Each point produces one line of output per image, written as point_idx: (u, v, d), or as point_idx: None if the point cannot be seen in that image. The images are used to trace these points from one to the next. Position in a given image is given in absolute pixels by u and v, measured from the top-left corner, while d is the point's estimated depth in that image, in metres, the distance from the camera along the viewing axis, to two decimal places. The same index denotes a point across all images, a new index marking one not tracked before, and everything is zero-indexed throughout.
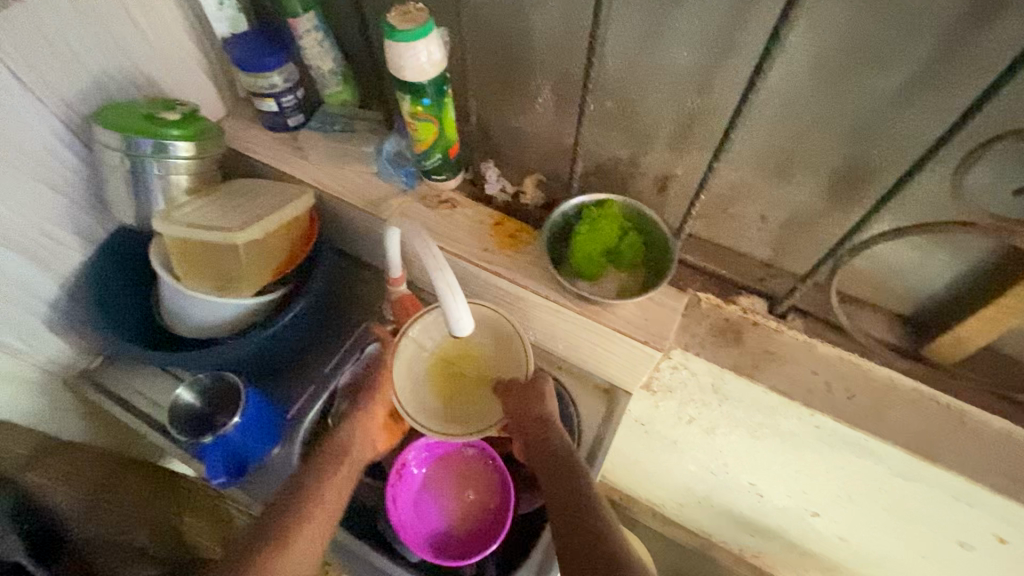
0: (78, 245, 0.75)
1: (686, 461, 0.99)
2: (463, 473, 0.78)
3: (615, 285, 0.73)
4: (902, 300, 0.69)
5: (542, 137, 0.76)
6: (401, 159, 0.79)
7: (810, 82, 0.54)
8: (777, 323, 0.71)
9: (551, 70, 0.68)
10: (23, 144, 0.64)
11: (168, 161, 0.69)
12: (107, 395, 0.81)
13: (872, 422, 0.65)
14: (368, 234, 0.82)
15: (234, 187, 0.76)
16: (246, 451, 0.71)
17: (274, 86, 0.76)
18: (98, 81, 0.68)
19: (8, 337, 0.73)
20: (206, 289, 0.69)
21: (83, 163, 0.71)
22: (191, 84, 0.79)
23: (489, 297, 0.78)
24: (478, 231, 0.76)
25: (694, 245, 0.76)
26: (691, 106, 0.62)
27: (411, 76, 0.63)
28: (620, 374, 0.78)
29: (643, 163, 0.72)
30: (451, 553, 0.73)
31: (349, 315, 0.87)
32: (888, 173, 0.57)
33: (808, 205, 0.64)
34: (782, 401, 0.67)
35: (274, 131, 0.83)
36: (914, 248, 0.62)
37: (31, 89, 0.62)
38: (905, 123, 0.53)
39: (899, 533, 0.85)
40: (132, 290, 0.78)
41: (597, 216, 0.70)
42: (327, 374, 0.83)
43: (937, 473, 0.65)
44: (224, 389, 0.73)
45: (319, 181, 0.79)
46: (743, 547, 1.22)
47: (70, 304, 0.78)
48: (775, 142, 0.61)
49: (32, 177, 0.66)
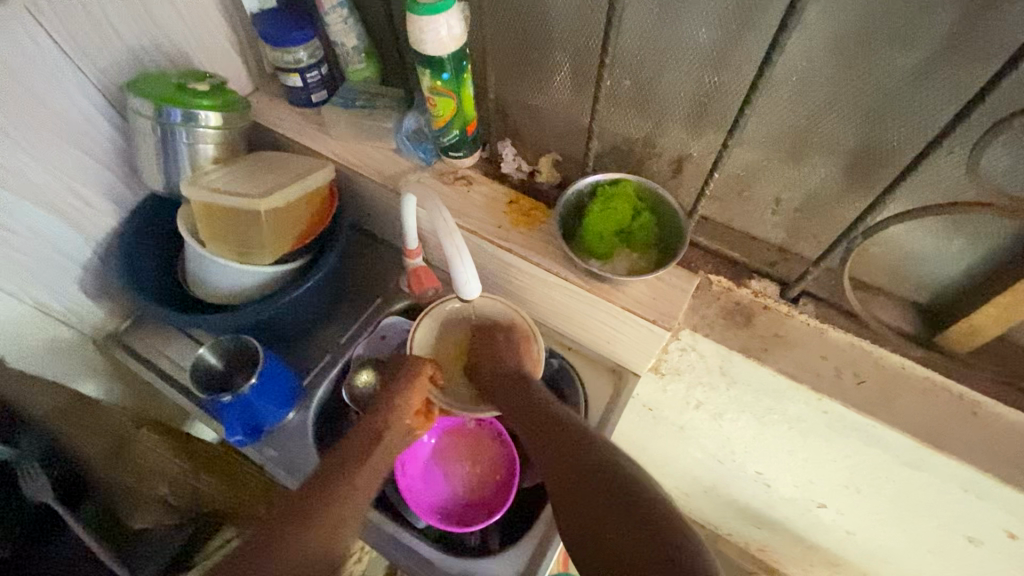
0: (111, 210, 0.78)
1: (693, 448, 0.99)
2: (468, 444, 0.81)
3: (626, 265, 0.73)
4: (918, 288, 0.68)
5: (559, 116, 0.77)
6: (420, 136, 0.81)
7: (828, 60, 0.54)
8: (788, 307, 0.71)
9: (571, 48, 0.69)
10: (62, 110, 0.67)
11: (197, 131, 0.71)
12: (134, 357, 0.84)
13: (880, 408, 0.65)
14: (386, 210, 0.84)
15: (258, 158, 0.78)
16: (263, 413, 0.74)
17: (299, 61, 0.78)
18: (132, 52, 0.71)
19: (43, 296, 0.77)
20: (229, 255, 0.72)
21: (116, 131, 0.74)
22: (220, 58, 0.82)
23: (501, 274, 0.79)
24: (491, 207, 0.77)
25: (707, 227, 0.75)
26: (708, 85, 0.63)
27: (431, 50, 0.65)
28: (629, 354, 0.79)
29: (659, 144, 0.72)
30: (458, 519, 0.75)
31: (365, 289, 0.89)
32: (904, 154, 0.57)
33: (823, 187, 0.64)
34: (789, 385, 0.68)
35: (299, 107, 0.85)
36: (928, 232, 0.62)
37: (72, 59, 0.65)
38: (923, 102, 0.53)
39: (906, 527, 0.85)
40: (160, 256, 0.81)
41: (610, 194, 0.71)
42: (343, 345, 0.85)
43: (945, 463, 0.65)
44: (243, 352, 0.76)
45: (339, 156, 0.81)
46: (749, 539, 1.22)
47: (101, 268, 0.81)
48: (791, 123, 0.60)
49: (70, 143, 0.70)
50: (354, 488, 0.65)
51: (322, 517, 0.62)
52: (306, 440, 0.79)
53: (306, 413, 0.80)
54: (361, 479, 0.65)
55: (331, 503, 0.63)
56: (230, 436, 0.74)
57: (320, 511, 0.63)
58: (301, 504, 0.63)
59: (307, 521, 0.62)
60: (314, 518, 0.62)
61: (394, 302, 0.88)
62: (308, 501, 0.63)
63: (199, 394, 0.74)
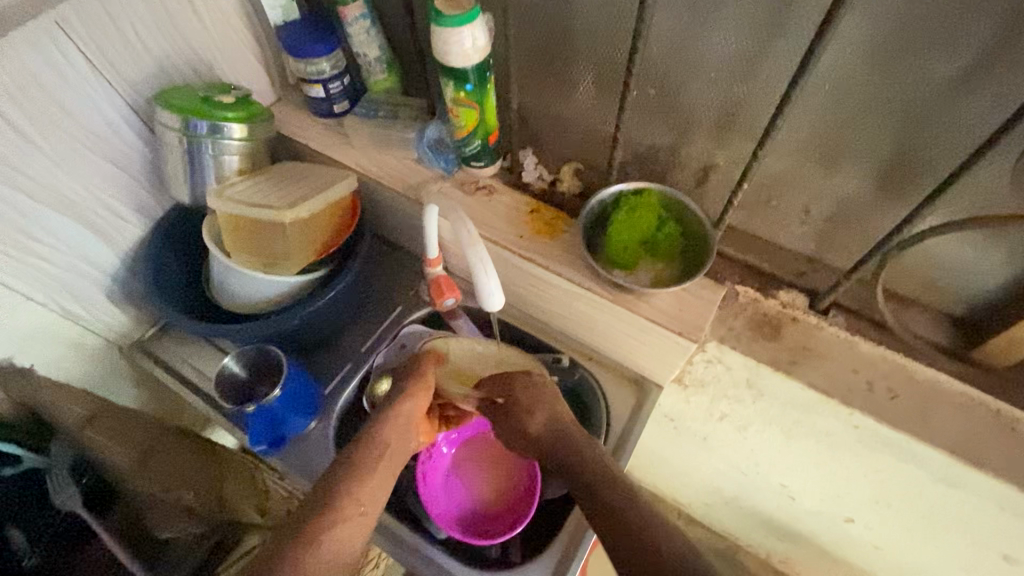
0: (137, 220, 0.79)
1: (716, 459, 0.98)
2: (490, 455, 0.80)
3: (651, 275, 0.72)
4: (953, 300, 0.66)
5: (582, 125, 0.77)
6: (442, 146, 0.81)
7: (864, 68, 0.53)
8: (817, 319, 0.70)
9: (595, 57, 0.68)
10: (92, 123, 0.68)
11: (222, 142, 0.72)
12: (158, 364, 0.85)
13: (915, 425, 0.63)
14: (407, 219, 0.84)
15: (282, 169, 0.79)
16: (287, 423, 0.74)
17: (322, 72, 0.78)
18: (160, 65, 0.72)
19: (71, 304, 0.78)
20: (254, 266, 0.72)
21: (144, 142, 0.75)
22: (244, 69, 0.82)
23: (523, 284, 0.79)
24: (514, 217, 0.77)
25: (732, 237, 0.74)
26: (736, 93, 0.61)
27: (455, 61, 0.65)
28: (652, 365, 0.78)
29: (684, 153, 0.71)
30: (479, 531, 0.74)
31: (385, 297, 0.89)
32: (942, 164, 0.56)
33: (855, 197, 0.63)
34: (820, 398, 0.66)
35: (321, 117, 0.86)
36: (966, 243, 0.60)
37: (101, 73, 0.67)
38: (963, 111, 0.51)
39: (938, 544, 0.82)
40: (185, 264, 0.82)
41: (634, 204, 0.70)
42: (363, 353, 0.85)
43: (983, 481, 0.63)
44: (268, 362, 0.77)
45: (361, 166, 0.82)
46: (770, 551, 1.20)
47: (127, 277, 0.83)
48: (823, 132, 0.59)
49: (99, 155, 0.71)
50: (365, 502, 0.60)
51: (332, 540, 0.56)
52: (327, 449, 0.79)
53: (327, 422, 0.81)
54: (365, 492, 0.61)
55: (334, 524, 0.57)
56: (254, 445, 0.74)
57: (328, 534, 0.56)
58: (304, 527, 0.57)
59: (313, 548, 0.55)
60: (320, 545, 0.55)
61: (414, 311, 0.87)
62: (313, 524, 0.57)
63: (224, 404, 0.74)
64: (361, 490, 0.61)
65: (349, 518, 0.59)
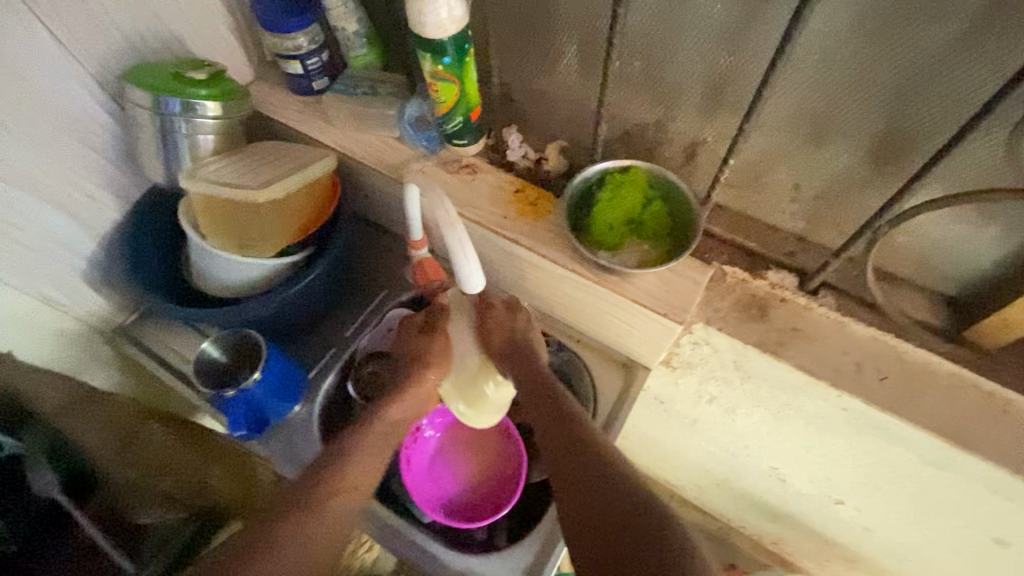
0: (114, 203, 0.78)
1: (706, 442, 0.97)
2: (475, 439, 0.79)
3: (636, 256, 0.70)
4: (946, 279, 0.64)
5: (567, 101, 0.74)
6: (423, 124, 0.78)
7: (854, 36, 0.50)
8: (807, 299, 0.68)
9: (578, 29, 0.66)
10: (61, 103, 0.66)
11: (196, 121, 0.70)
12: (141, 350, 0.84)
13: (903, 406, 0.62)
14: (390, 200, 0.82)
15: (259, 148, 0.76)
16: (268, 407, 0.74)
17: (299, 47, 0.76)
18: (129, 41, 0.70)
19: (50, 290, 0.77)
20: (230, 248, 0.71)
21: (116, 123, 0.73)
22: (218, 45, 0.80)
23: (507, 266, 0.77)
24: (497, 197, 0.75)
25: (721, 215, 0.72)
26: (724, 65, 0.59)
27: (431, 33, 0.63)
28: (639, 348, 0.76)
29: (671, 129, 0.68)
30: (464, 516, 0.74)
31: (369, 280, 0.88)
32: (935, 137, 0.53)
33: (846, 173, 0.60)
34: (808, 381, 0.65)
35: (300, 95, 0.83)
36: (959, 221, 0.58)
37: (68, 50, 0.64)
38: (956, 80, 0.49)
39: (928, 525, 0.82)
40: (165, 248, 0.80)
41: (619, 181, 0.69)
42: (348, 337, 0.84)
43: (972, 463, 0.62)
44: (248, 346, 0.75)
45: (341, 145, 0.79)
46: (762, 533, 1.20)
47: (106, 262, 0.81)
48: (811, 104, 0.57)
49: (71, 137, 0.69)
50: (364, 465, 0.67)
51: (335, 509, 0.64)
52: (311, 432, 0.79)
53: (311, 407, 0.80)
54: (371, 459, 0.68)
55: (336, 494, 0.65)
56: (235, 430, 0.73)
57: (331, 499, 0.64)
58: (308, 495, 0.64)
59: (320, 512, 0.63)
60: (326, 509, 0.64)
61: (399, 295, 0.86)
62: (315, 493, 0.64)
63: (204, 389, 0.74)
64: (356, 462, 0.67)
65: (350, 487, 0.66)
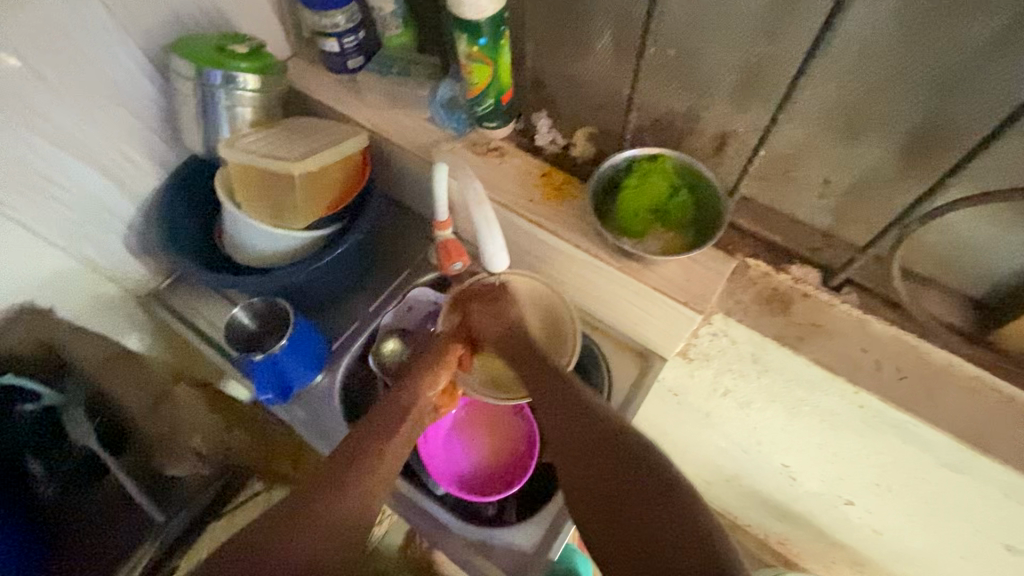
0: (152, 170, 0.80)
1: (718, 437, 0.97)
2: (492, 419, 0.81)
3: (660, 243, 0.70)
4: (974, 280, 0.64)
5: (598, 87, 0.75)
6: (455, 105, 0.80)
7: (896, 26, 0.50)
8: (829, 295, 0.68)
9: (613, 14, 0.66)
10: (110, 70, 0.69)
11: (236, 93, 0.72)
12: (173, 314, 0.87)
13: (920, 405, 0.62)
14: (418, 179, 0.84)
15: (296, 124, 0.78)
16: (292, 374, 0.76)
17: (336, 25, 0.77)
18: (175, 14, 0.72)
19: (89, 250, 0.80)
20: (263, 219, 0.73)
21: (160, 92, 0.75)
22: (258, 20, 0.82)
23: (530, 250, 0.78)
24: (524, 180, 0.76)
25: (748, 209, 0.72)
26: (759, 55, 0.59)
27: (468, 13, 0.63)
28: (657, 336, 0.77)
29: (702, 118, 0.69)
30: (477, 490, 0.76)
31: (395, 258, 0.90)
32: (972, 133, 0.53)
33: (877, 169, 0.60)
34: (825, 375, 0.65)
35: (336, 73, 0.85)
36: (989, 221, 0.58)
37: (118, 19, 0.67)
38: (998, 75, 0.48)
39: (939, 530, 0.82)
40: (200, 216, 0.83)
41: (647, 169, 0.69)
42: (371, 313, 0.86)
43: (988, 466, 0.61)
44: (275, 314, 0.78)
45: (373, 123, 0.81)
46: (768, 532, 1.20)
47: (143, 227, 0.84)
48: (847, 95, 0.57)
49: (116, 103, 0.72)
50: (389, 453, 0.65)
51: (343, 514, 0.61)
52: (332, 403, 0.81)
53: (334, 377, 0.82)
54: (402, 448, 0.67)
55: (345, 497, 0.62)
56: (261, 394, 0.76)
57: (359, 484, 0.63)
58: (312, 498, 0.61)
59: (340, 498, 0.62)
60: (346, 493, 0.62)
61: (422, 274, 0.88)
62: (314, 498, 0.61)
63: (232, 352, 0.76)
64: (384, 446, 0.65)
65: (360, 490, 0.62)
